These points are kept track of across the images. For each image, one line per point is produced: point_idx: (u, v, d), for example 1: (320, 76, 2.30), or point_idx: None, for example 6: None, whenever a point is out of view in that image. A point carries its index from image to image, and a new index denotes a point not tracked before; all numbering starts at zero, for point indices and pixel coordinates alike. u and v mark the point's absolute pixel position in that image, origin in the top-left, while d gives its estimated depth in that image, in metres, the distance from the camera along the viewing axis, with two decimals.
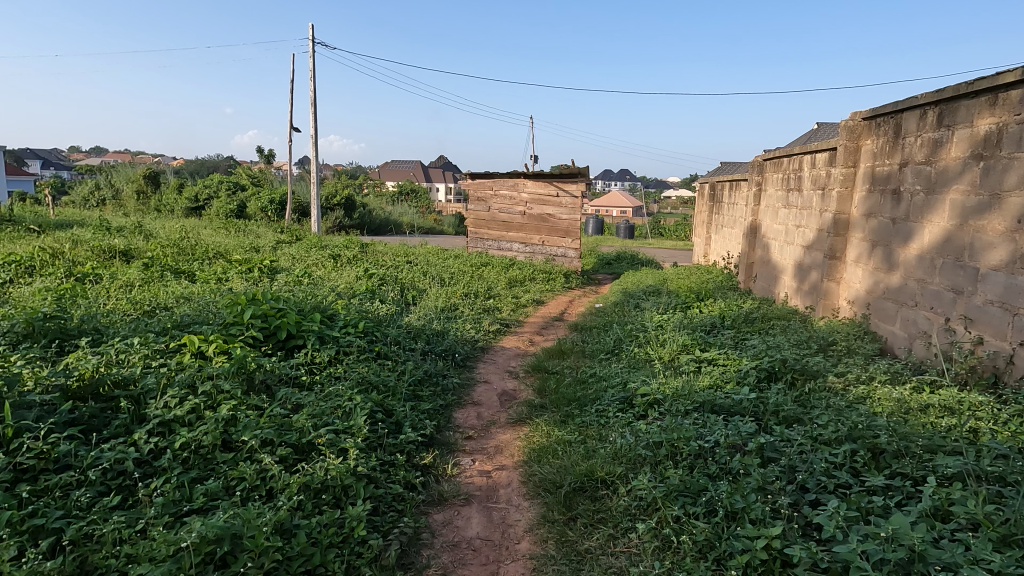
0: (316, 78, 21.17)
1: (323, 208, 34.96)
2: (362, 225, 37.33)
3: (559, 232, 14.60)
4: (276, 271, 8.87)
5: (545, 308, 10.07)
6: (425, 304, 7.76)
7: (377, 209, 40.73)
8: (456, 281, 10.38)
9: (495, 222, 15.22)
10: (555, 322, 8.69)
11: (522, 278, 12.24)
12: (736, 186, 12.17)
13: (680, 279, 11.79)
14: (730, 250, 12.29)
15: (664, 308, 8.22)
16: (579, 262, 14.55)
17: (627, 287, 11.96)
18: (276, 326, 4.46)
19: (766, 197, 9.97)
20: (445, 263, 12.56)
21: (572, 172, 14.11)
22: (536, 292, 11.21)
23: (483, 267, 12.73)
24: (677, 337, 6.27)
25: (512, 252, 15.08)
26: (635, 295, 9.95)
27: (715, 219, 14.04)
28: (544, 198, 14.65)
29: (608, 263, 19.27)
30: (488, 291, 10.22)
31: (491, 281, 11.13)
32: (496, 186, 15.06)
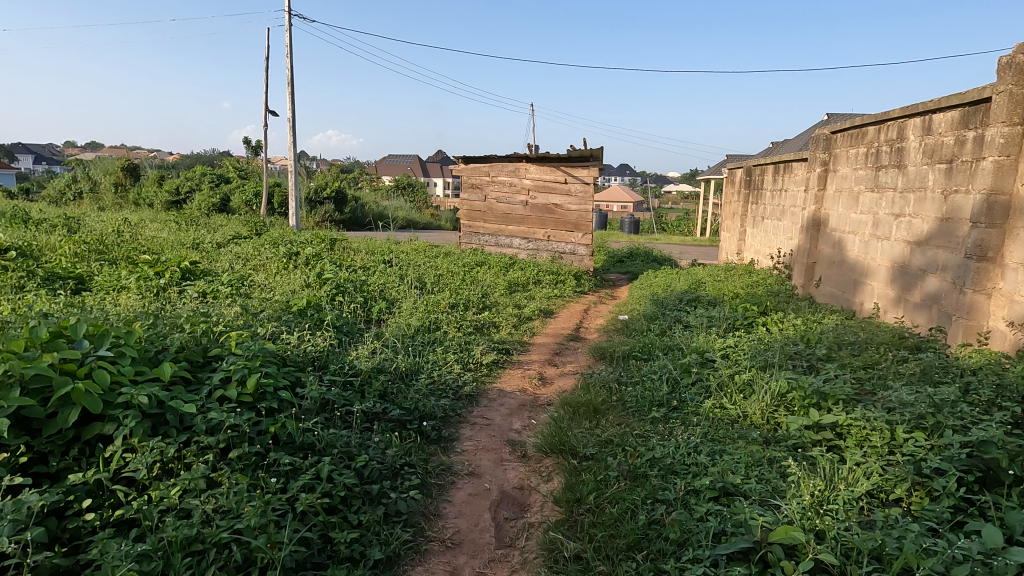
0: (290, 51, 18.66)
1: (310, 201, 32.74)
2: (351, 219, 34.98)
3: (567, 225, 12.45)
4: (197, 275, 6.64)
5: (555, 321, 7.93)
6: (393, 323, 5.61)
7: (369, 203, 38.51)
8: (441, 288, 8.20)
9: (492, 213, 13.01)
10: (570, 344, 6.52)
11: (526, 281, 10.09)
12: (786, 169, 9.99)
13: (719, 283, 9.65)
14: (776, 247, 10.17)
15: (718, 325, 6.07)
16: (590, 261, 12.41)
17: (653, 292, 9.80)
18: (60, 400, 2.33)
19: (839, 178, 7.79)
20: (432, 262, 10.38)
21: (584, 154, 11.91)
22: (543, 299, 9.04)
23: (477, 268, 10.57)
24: (763, 381, 4.17)
25: (511, 249, 12.92)
26: (669, 305, 7.78)
27: (752, 209, 11.89)
28: (549, 186, 12.47)
29: (619, 262, 17.06)
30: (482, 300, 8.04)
31: (487, 287, 8.96)
32: (493, 171, 12.83)
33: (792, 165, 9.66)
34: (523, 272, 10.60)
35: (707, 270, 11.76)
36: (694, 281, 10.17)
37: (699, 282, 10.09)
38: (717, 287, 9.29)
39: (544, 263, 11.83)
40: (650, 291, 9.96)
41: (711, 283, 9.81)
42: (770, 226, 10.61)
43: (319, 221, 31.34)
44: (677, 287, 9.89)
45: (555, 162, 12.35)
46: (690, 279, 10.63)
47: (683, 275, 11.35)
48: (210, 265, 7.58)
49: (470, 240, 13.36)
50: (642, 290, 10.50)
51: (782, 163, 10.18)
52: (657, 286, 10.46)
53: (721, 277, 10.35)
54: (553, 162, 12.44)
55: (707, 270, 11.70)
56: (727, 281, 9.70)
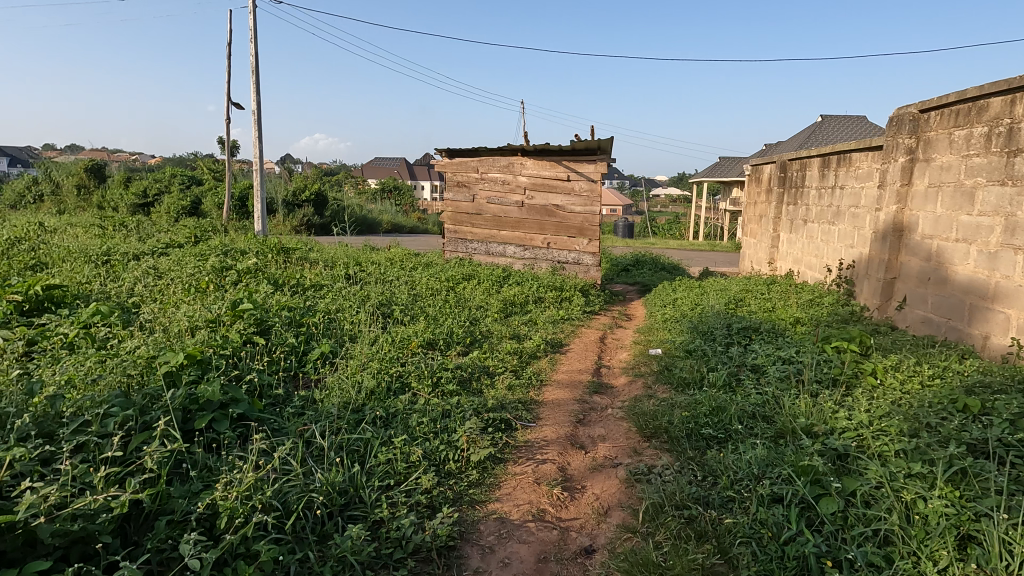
0: (257, 35, 16.54)
1: (288, 204, 30.59)
2: (330, 223, 32.79)
3: (570, 231, 10.58)
4: (57, 304, 4.59)
5: (568, 356, 6.02)
6: (332, 387, 3.66)
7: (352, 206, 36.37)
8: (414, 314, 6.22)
9: (482, 217, 11.05)
10: (594, 402, 4.60)
11: (524, 300, 8.15)
12: (843, 161, 8.14)
13: (764, 302, 7.80)
14: (829, 256, 8.36)
15: (810, 377, 4.20)
16: (597, 272, 10.56)
17: (682, 315, 7.91)
18: None
19: (935, 169, 5.98)
20: (408, 277, 8.42)
21: (591, 146, 10.02)
22: (548, 325, 7.08)
23: (463, 284, 8.61)
24: (974, 516, 2.36)
25: (504, 258, 10.99)
26: (717, 338, 5.89)
27: (789, 211, 10.07)
28: (548, 185, 10.57)
29: (624, 271, 15.16)
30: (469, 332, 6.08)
31: (476, 312, 6.99)
32: (483, 165, 10.85)
33: (853, 157, 7.82)
34: (519, 288, 8.68)
35: (738, 283, 9.91)
36: (731, 299, 8.28)
37: (737, 300, 8.22)
38: (764, 310, 7.42)
39: (544, 275, 9.93)
40: (678, 312, 8.06)
41: (753, 303, 7.95)
42: (820, 232, 8.76)
43: (295, 225, 29.14)
44: (711, 308, 8.03)
45: (555, 156, 10.45)
46: (724, 295, 8.76)
47: (710, 291, 9.48)
48: (94, 287, 5.50)
49: (456, 247, 11.37)
50: (664, 310, 8.62)
51: (837, 155, 8.34)
52: (684, 306, 8.59)
53: (761, 294, 8.49)
54: (553, 156, 10.53)
55: (738, 284, 9.86)
56: (773, 300, 7.84)
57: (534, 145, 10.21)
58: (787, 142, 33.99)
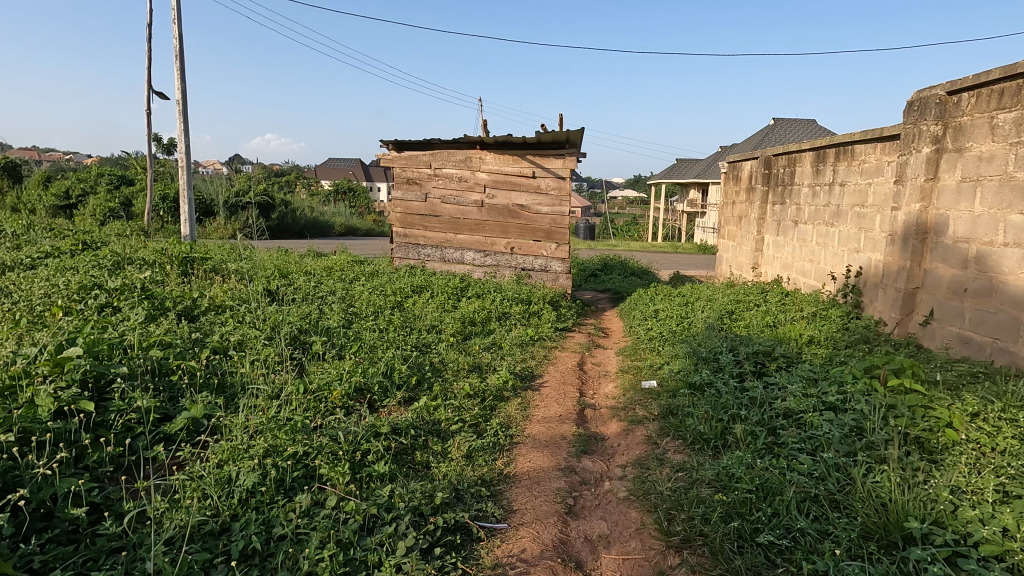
0: (178, 12, 14.60)
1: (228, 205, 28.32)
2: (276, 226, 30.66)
3: (536, 235, 9.40)
4: None
5: (542, 392, 4.80)
6: (187, 496, 2.31)
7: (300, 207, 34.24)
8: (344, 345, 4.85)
9: (435, 218, 9.62)
10: (584, 470, 3.39)
11: (486, 317, 6.87)
12: (843, 155, 7.24)
13: (762, 316, 6.77)
14: (828, 262, 7.46)
15: (873, 434, 3.12)
16: (567, 281, 9.44)
17: (670, 333, 6.77)
18: None
19: (971, 161, 5.06)
20: (345, 293, 7.00)
21: (559, 139, 8.87)
22: (516, 351, 5.82)
23: (413, 299, 7.27)
24: None
25: (461, 266, 9.63)
26: (725, 367, 4.76)
27: (775, 210, 9.18)
28: (511, 182, 9.34)
29: (592, 277, 14.09)
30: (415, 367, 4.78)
31: (427, 338, 5.66)
32: (436, 159, 9.44)
33: (857, 150, 6.91)
34: (480, 302, 7.41)
35: (722, 292, 8.92)
36: (722, 312, 7.20)
37: (729, 314, 7.14)
38: (765, 327, 6.38)
39: (508, 285, 8.71)
40: (666, 329, 6.89)
41: (749, 317, 6.87)
42: (816, 235, 7.85)
43: (236, 228, 26.88)
44: (701, 324, 6.91)
45: (519, 150, 9.24)
46: (712, 307, 7.68)
47: (694, 302, 8.42)
48: None
49: (405, 253, 9.81)
50: (645, 326, 7.47)
51: (835, 148, 7.43)
52: (669, 321, 7.45)
53: (754, 305, 7.48)
54: (516, 150, 9.31)
55: (722, 293, 8.86)
56: (773, 314, 6.81)
57: (495, 137, 8.95)
58: (746, 143, 34.03)
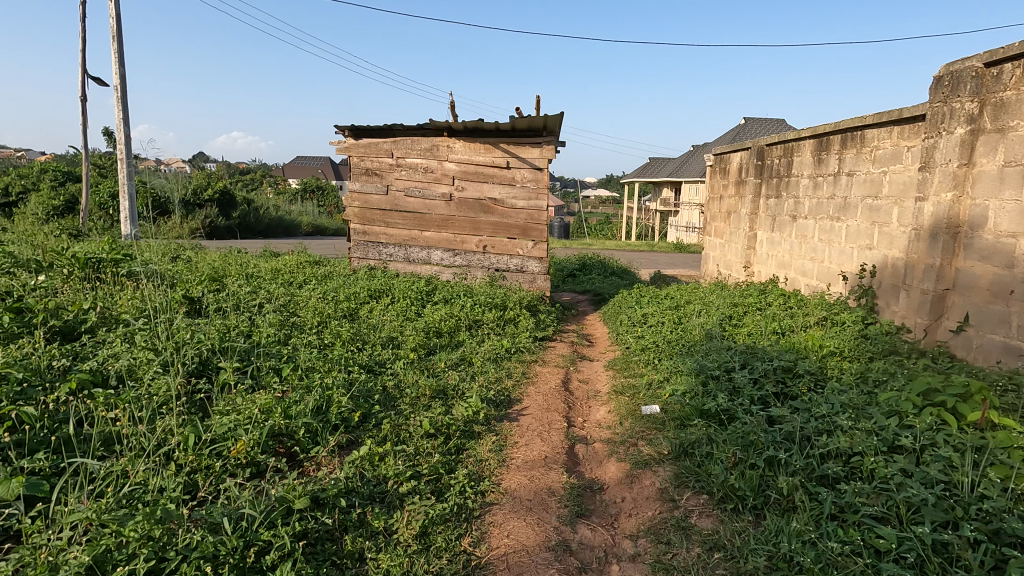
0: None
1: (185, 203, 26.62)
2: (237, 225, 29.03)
3: (510, 232, 8.51)
4: None
5: (522, 422, 3.90)
6: None
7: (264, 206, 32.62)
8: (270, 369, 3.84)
9: (398, 213, 8.58)
10: (583, 549, 2.49)
11: (454, 327, 5.93)
12: (851, 141, 6.53)
13: (767, 323, 5.98)
14: (834, 260, 6.74)
15: (973, 495, 2.32)
16: (545, 283, 8.57)
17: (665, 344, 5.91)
18: None
19: (1016, 142, 4.34)
20: (287, 302, 5.95)
21: (536, 125, 8.01)
22: (489, 368, 4.89)
23: (368, 307, 6.27)
24: None
25: (428, 266, 8.61)
26: (743, 389, 3.93)
27: (769, 204, 8.48)
28: (483, 174, 8.42)
29: (570, 278, 13.28)
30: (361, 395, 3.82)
31: (382, 356, 4.70)
32: (398, 147, 8.41)
33: (869, 135, 6.20)
34: (447, 308, 6.45)
35: (714, 294, 8.13)
36: (721, 318, 6.37)
37: (729, 320, 6.33)
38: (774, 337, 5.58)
39: (479, 288, 7.78)
40: (660, 338, 6.04)
41: (753, 324, 6.06)
42: (818, 232, 7.15)
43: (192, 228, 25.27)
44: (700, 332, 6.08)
45: (491, 138, 8.33)
46: (708, 312, 6.86)
47: (686, 306, 7.60)
48: None
49: (364, 252, 8.72)
50: (635, 334, 6.61)
51: (840, 134, 6.73)
52: (660, 327, 6.61)
53: (755, 309, 6.69)
54: (488, 137, 8.40)
55: (714, 295, 8.07)
56: (779, 319, 6.02)
57: (465, 123, 8.01)
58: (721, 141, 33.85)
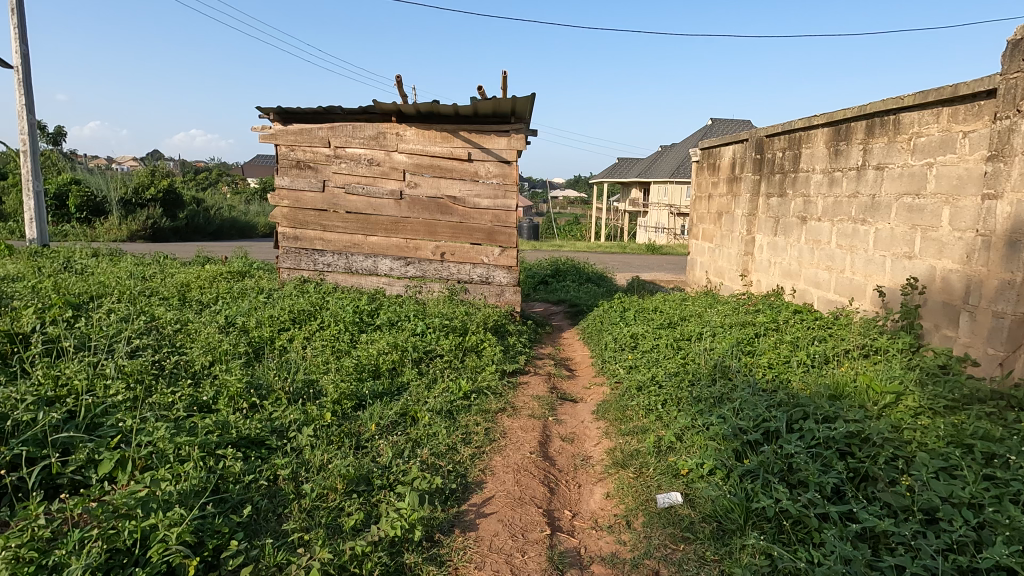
0: None
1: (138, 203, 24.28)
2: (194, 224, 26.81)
3: (472, 237, 7.19)
4: None
5: (485, 533, 2.60)
6: None
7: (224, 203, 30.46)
8: (89, 469, 2.51)
9: (337, 215, 7.05)
10: None
11: (397, 365, 4.55)
12: (880, 128, 5.43)
13: (793, 355, 4.78)
14: (860, 272, 5.64)
15: None
16: (515, 296, 7.29)
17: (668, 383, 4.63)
18: None
19: None
20: (169, 339, 4.41)
21: (502, 108, 6.73)
22: (440, 430, 3.54)
23: (285, 340, 4.80)
24: None
25: (375, 278, 7.14)
26: (806, 473, 2.71)
27: (771, 204, 7.38)
28: (440, 167, 7.08)
29: (542, 285, 12.03)
30: (227, 508, 2.43)
31: (284, 422, 3.29)
32: (337, 134, 6.94)
33: (907, 119, 5.09)
34: (389, 336, 5.05)
35: (712, 310, 6.89)
36: (733, 345, 5.12)
37: (744, 348, 5.08)
38: (806, 375, 4.38)
39: (435, 306, 6.44)
40: (662, 373, 4.75)
41: (775, 356, 4.83)
42: (837, 236, 6.04)
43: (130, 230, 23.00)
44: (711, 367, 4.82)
45: (449, 125, 6.99)
46: (714, 336, 5.59)
47: (684, 326, 6.31)
48: None
49: (296, 262, 7.10)
50: (627, 365, 5.33)
51: (865, 121, 5.63)
52: (657, 356, 5.34)
53: (772, 332, 5.46)
54: (446, 124, 7.05)
55: (713, 310, 6.84)
56: (808, 348, 4.82)
57: (417, 105, 6.64)
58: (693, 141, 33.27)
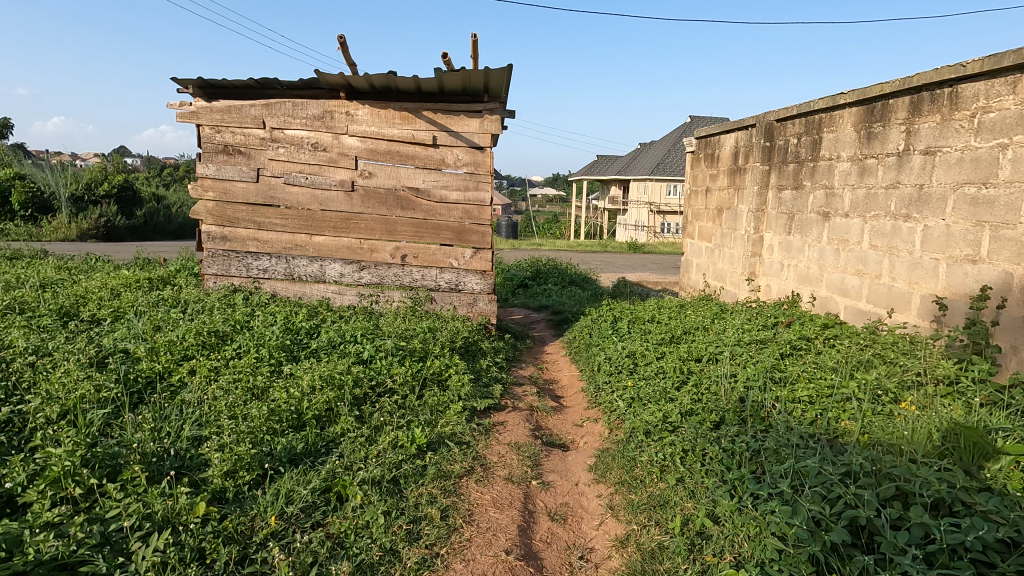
0: None
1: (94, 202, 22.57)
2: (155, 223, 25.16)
3: (439, 237, 6.10)
4: None
5: None
6: None
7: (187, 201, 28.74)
8: None
9: (275, 210, 5.83)
10: None
11: (331, 408, 3.43)
12: (929, 104, 4.50)
13: (839, 387, 3.79)
14: (903, 278, 4.72)
15: None
16: (490, 306, 6.24)
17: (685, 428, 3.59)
18: None
19: None
20: (8, 380, 3.19)
21: (473, 82, 5.67)
22: (375, 518, 2.49)
23: (182, 377, 3.62)
24: None
25: (322, 287, 5.96)
26: None
27: (784, 199, 6.44)
28: (400, 154, 5.97)
29: (522, 289, 10.98)
30: None
31: (125, 532, 2.15)
32: (273, 113, 5.74)
33: (969, 91, 4.16)
34: (324, 366, 3.90)
35: (721, 321, 5.87)
36: (761, 373, 4.09)
37: (775, 376, 4.06)
38: (864, 416, 3.40)
39: (393, 322, 5.34)
40: (676, 413, 3.72)
41: (816, 389, 3.82)
42: (870, 236, 5.11)
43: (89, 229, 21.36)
44: (738, 403, 3.78)
45: (410, 103, 5.89)
46: (732, 359, 4.56)
47: (692, 343, 5.26)
48: None
49: (224, 268, 5.84)
50: (628, 396, 4.29)
51: (909, 96, 4.68)
52: (665, 385, 4.29)
53: (803, 353, 4.45)
54: (407, 101, 5.94)
55: (722, 322, 5.82)
56: (857, 378, 3.82)
57: (371, 78, 5.52)
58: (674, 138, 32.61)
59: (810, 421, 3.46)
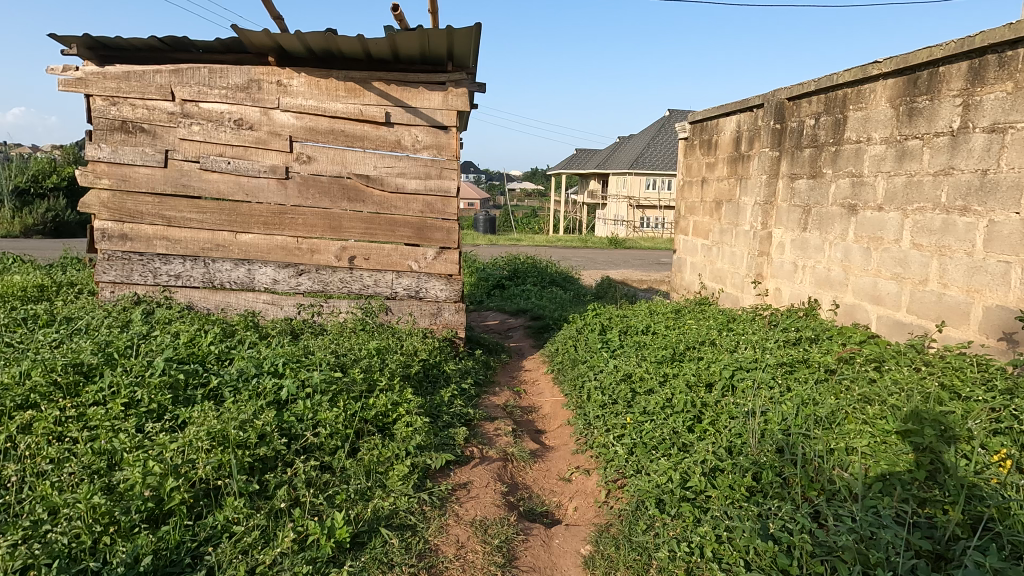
0: None
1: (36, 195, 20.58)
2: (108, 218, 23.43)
3: (395, 234, 5.08)
4: None
5: None
6: None
7: None
8: None
9: (188, 201, 4.72)
10: None
11: (218, 484, 2.43)
12: (996, 69, 3.65)
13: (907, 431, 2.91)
14: (959, 285, 3.88)
15: None
16: (457, 317, 5.24)
17: (713, 501, 2.64)
18: None
19: None
20: None
21: (434, 46, 4.65)
22: None
23: (7, 437, 2.56)
24: None
25: (250, 296, 4.88)
26: None
27: (798, 189, 5.58)
28: (345, 134, 4.91)
29: (498, 291, 9.99)
30: None
31: None
32: (185, 81, 4.63)
33: None
34: (220, 415, 2.86)
35: (731, 334, 4.96)
36: (801, 412, 3.18)
37: (819, 417, 3.15)
38: (954, 480, 2.52)
39: (334, 342, 4.31)
40: (697, 475, 2.78)
41: (876, 437, 2.92)
42: (911, 232, 4.26)
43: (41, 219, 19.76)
44: (776, 455, 2.88)
45: (357, 71, 4.83)
46: (756, 388, 3.65)
47: (700, 363, 4.34)
48: None
49: (125, 274, 4.72)
50: (629, 440, 3.33)
51: (967, 61, 3.83)
52: (676, 425, 3.36)
53: (845, 381, 3.55)
54: (353, 70, 4.88)
55: (733, 335, 4.90)
56: (928, 422, 2.93)
57: (306, 38, 4.44)
58: None
59: (881, 486, 2.56)
